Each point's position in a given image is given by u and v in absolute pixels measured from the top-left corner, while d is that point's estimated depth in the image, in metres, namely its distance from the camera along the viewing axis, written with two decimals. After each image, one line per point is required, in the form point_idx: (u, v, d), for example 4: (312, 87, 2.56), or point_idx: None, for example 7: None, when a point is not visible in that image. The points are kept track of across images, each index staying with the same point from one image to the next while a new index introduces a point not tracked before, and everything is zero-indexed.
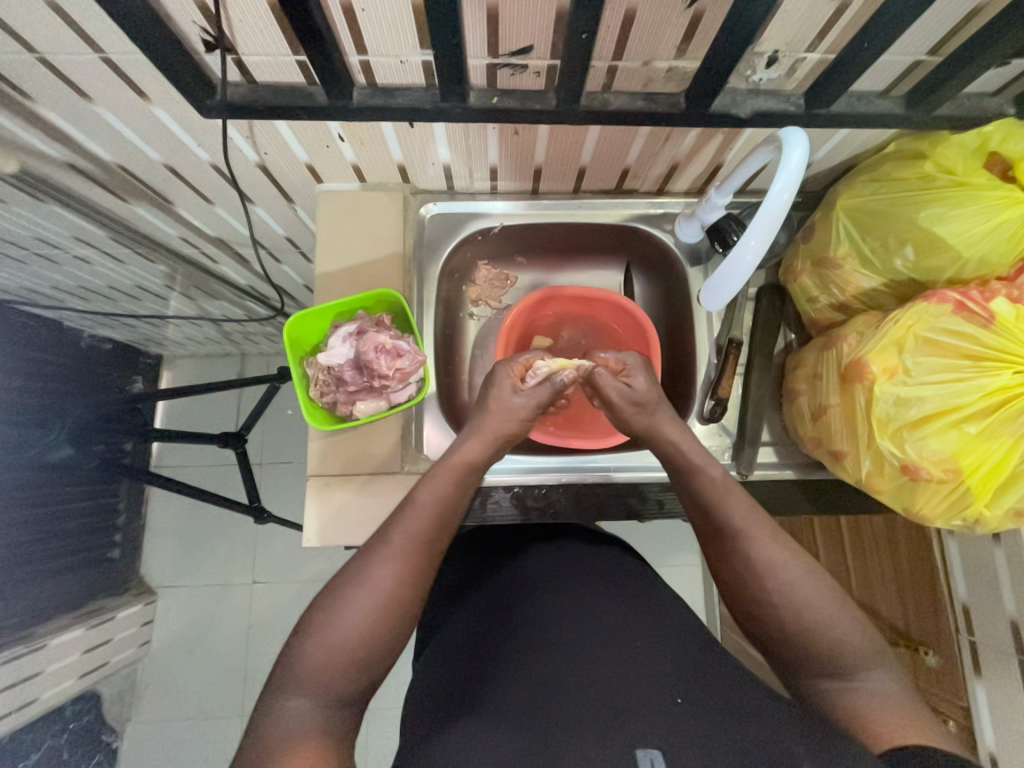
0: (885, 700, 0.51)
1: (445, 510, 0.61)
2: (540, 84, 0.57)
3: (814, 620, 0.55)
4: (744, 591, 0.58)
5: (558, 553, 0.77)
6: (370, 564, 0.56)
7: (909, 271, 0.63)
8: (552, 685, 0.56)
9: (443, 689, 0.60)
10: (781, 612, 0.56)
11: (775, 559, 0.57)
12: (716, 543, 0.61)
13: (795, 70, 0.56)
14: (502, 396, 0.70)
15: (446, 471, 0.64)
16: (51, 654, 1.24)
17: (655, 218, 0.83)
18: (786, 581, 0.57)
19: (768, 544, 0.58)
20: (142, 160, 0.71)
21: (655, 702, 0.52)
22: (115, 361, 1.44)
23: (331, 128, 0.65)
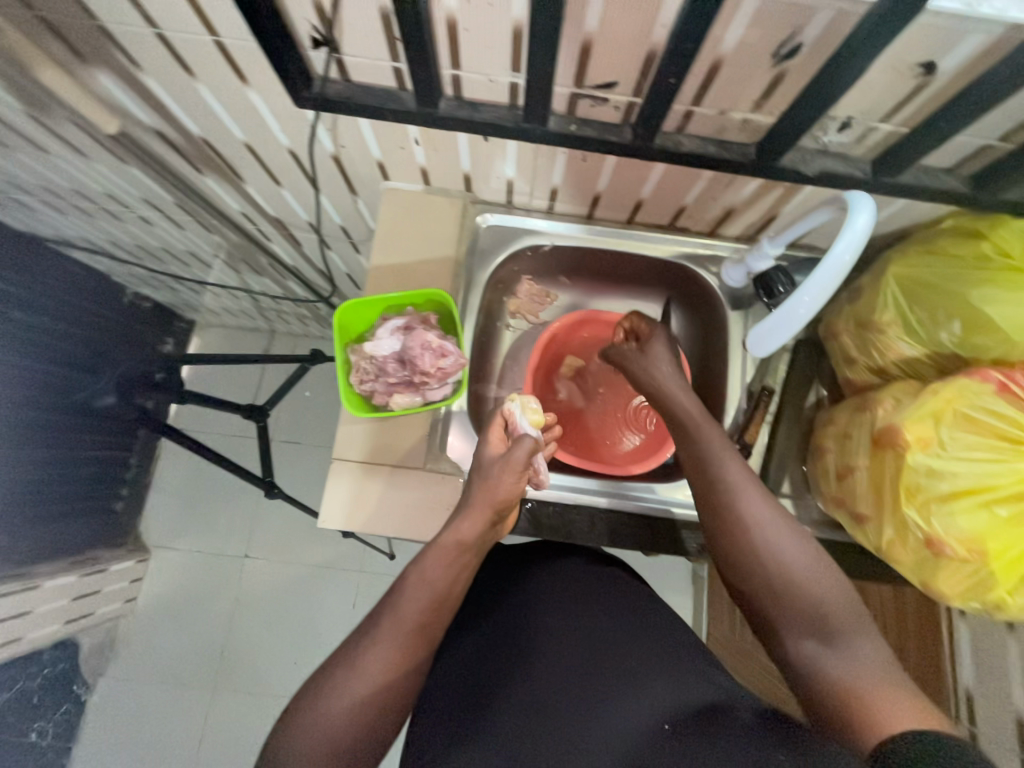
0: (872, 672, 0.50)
1: (437, 588, 0.60)
2: (617, 117, 0.60)
3: (800, 583, 0.56)
4: (735, 548, 0.59)
5: (555, 565, 0.74)
6: (364, 648, 0.57)
7: (954, 345, 0.64)
8: (546, 717, 0.56)
9: (448, 707, 0.61)
10: (767, 567, 0.57)
11: (760, 515, 0.58)
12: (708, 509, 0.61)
13: (866, 137, 0.58)
14: (487, 461, 0.67)
15: (440, 551, 0.62)
16: (43, 595, 1.25)
17: (702, 258, 0.85)
18: (769, 539, 0.57)
19: (760, 507, 0.59)
20: (226, 137, 0.75)
21: (646, 740, 0.53)
22: (153, 320, 1.48)
23: (410, 132, 0.68)
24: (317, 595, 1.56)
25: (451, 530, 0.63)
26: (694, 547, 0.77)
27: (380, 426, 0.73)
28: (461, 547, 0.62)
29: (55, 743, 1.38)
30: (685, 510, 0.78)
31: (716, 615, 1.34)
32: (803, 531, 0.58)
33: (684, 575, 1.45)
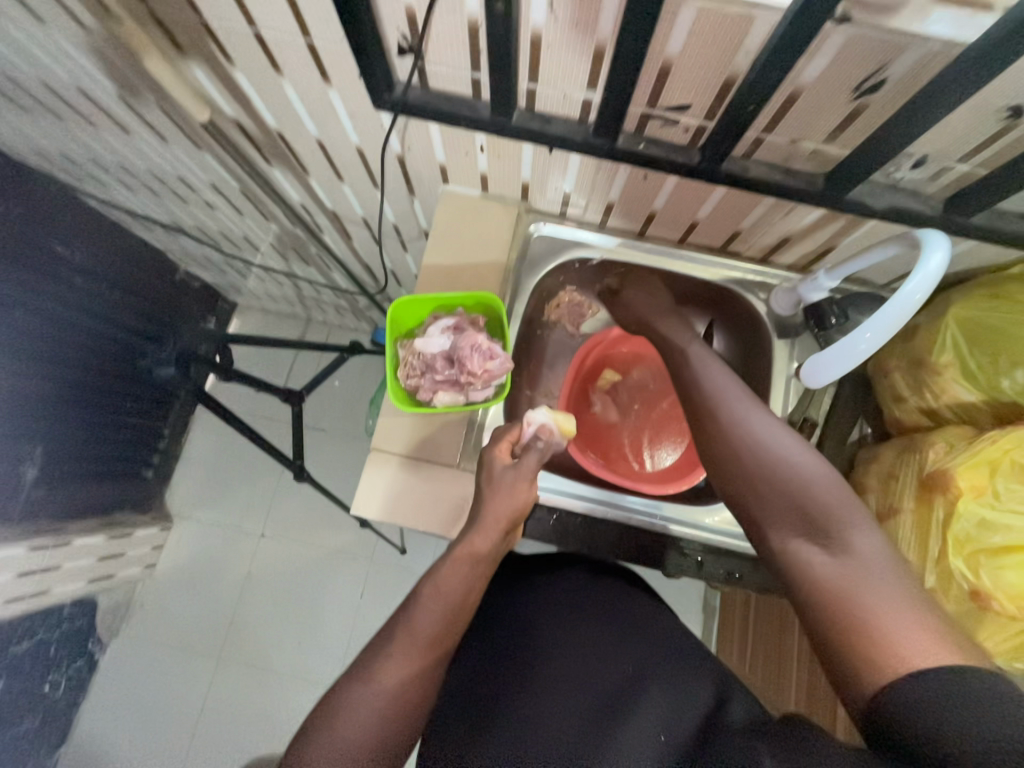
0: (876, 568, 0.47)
1: (451, 601, 0.61)
2: (685, 139, 0.60)
3: (795, 479, 0.53)
4: (728, 466, 0.57)
5: (558, 578, 0.74)
6: (379, 664, 0.57)
7: (1016, 393, 0.62)
8: (542, 730, 0.58)
9: (456, 717, 0.62)
10: (758, 477, 0.55)
11: (749, 429, 0.57)
12: (703, 433, 0.60)
13: (940, 175, 0.57)
14: (498, 473, 0.68)
15: (453, 566, 0.63)
16: (72, 553, 1.30)
17: (751, 283, 0.84)
18: (761, 446, 0.56)
19: (753, 422, 0.57)
20: (300, 132, 0.79)
21: (646, 753, 0.54)
22: (199, 297, 1.54)
23: (476, 140, 0.71)
24: (327, 582, 1.58)
25: (464, 542, 0.64)
26: (720, 574, 0.77)
27: (419, 422, 0.74)
28: (475, 560, 0.63)
29: (66, 696, 1.43)
30: (713, 537, 0.77)
31: (727, 645, 1.31)
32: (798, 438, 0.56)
33: (695, 601, 1.43)
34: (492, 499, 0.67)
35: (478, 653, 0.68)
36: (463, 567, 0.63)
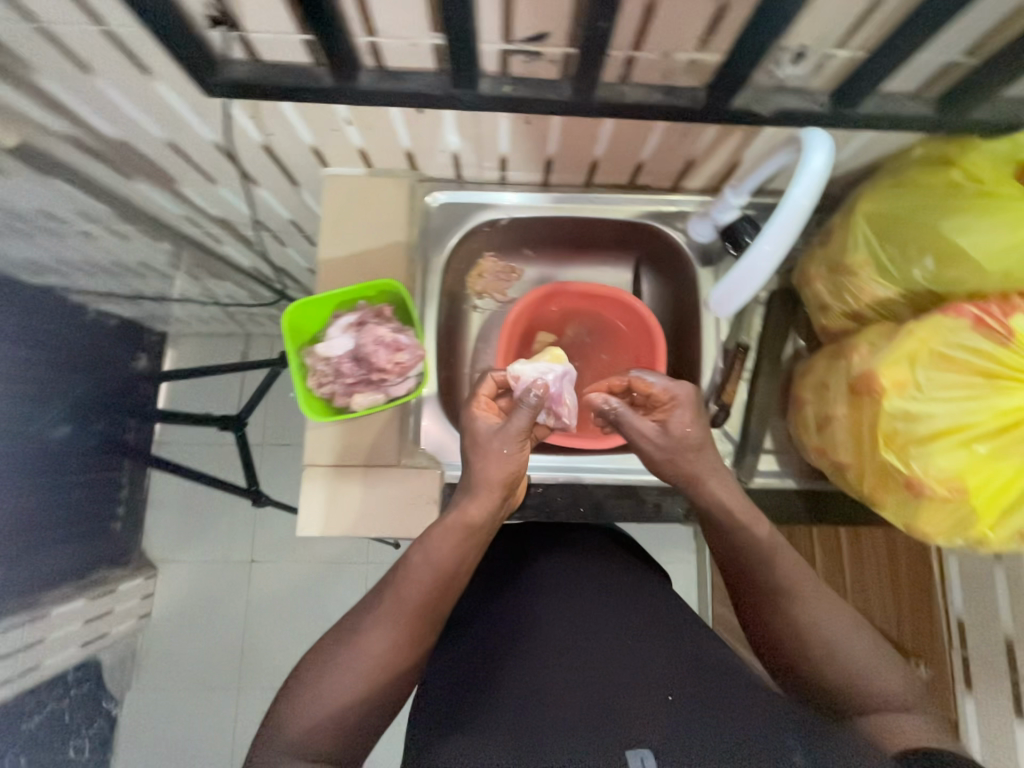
0: (920, 728, 0.52)
1: (443, 573, 0.62)
2: (555, 72, 0.55)
3: (849, 652, 0.57)
4: (791, 636, 0.58)
5: (559, 561, 0.76)
6: (365, 626, 0.59)
7: (928, 281, 0.61)
8: (542, 702, 0.59)
9: (447, 700, 0.63)
10: (825, 665, 0.57)
11: (822, 622, 0.58)
12: (761, 600, 0.61)
13: (823, 66, 0.53)
14: (484, 437, 0.64)
15: (445, 534, 0.62)
16: (54, 622, 1.23)
17: (667, 215, 0.81)
18: (829, 642, 0.57)
19: (812, 597, 0.59)
20: (145, 139, 0.69)
21: (647, 705, 0.56)
22: (122, 336, 1.39)
23: (338, 112, 0.63)
24: (325, 590, 1.58)
25: (454, 514, 0.62)
26: (681, 512, 0.76)
27: (350, 428, 0.71)
28: (469, 529, 0.62)
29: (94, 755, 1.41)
30: None
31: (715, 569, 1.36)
32: (858, 618, 0.59)
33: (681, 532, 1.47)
34: (480, 463, 0.63)
35: (469, 638, 0.69)
36: (454, 537, 0.62)
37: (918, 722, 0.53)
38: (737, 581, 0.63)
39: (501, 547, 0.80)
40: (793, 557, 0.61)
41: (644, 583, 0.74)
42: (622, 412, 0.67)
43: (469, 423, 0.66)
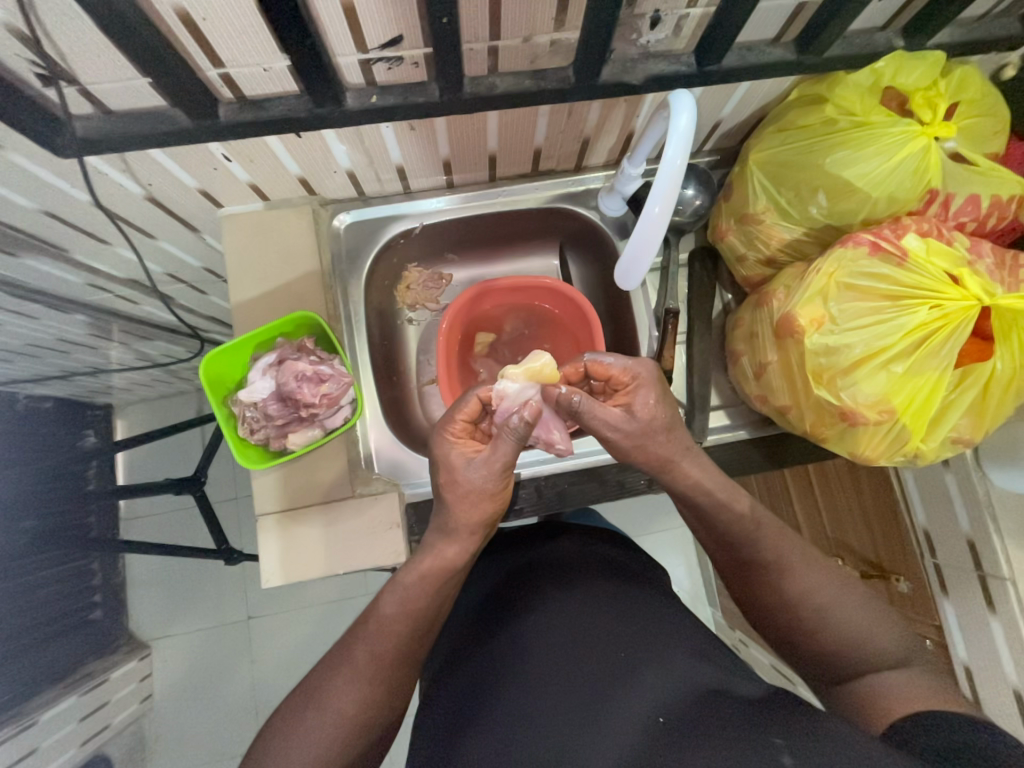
0: (915, 687, 0.53)
1: (418, 622, 0.59)
2: (421, 74, 0.54)
3: (838, 614, 0.58)
4: (780, 605, 0.60)
5: (562, 574, 0.73)
6: (341, 680, 0.57)
7: (826, 217, 0.63)
8: (535, 725, 0.56)
9: (446, 733, 0.62)
10: (817, 629, 0.58)
11: (810, 584, 0.59)
12: (748, 574, 0.62)
13: (682, 27, 0.54)
14: (465, 478, 0.60)
15: (422, 578, 0.60)
16: (45, 729, 1.15)
17: (578, 195, 0.81)
18: (818, 604, 0.58)
19: (798, 565, 0.60)
20: (15, 212, 0.64)
21: (634, 727, 0.52)
22: (62, 418, 1.32)
23: (213, 149, 0.61)
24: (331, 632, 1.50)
25: (433, 558, 0.60)
26: (644, 484, 0.76)
27: (296, 469, 0.69)
28: (446, 572, 0.60)
29: None
30: None
31: None
32: (848, 581, 0.61)
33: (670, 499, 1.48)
34: (465, 503, 0.60)
35: (468, 665, 0.67)
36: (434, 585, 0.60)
37: (913, 679, 0.54)
38: (728, 563, 0.63)
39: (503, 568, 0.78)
40: (775, 531, 0.62)
41: (642, 597, 0.69)
42: (581, 400, 0.60)
43: (441, 453, 0.62)
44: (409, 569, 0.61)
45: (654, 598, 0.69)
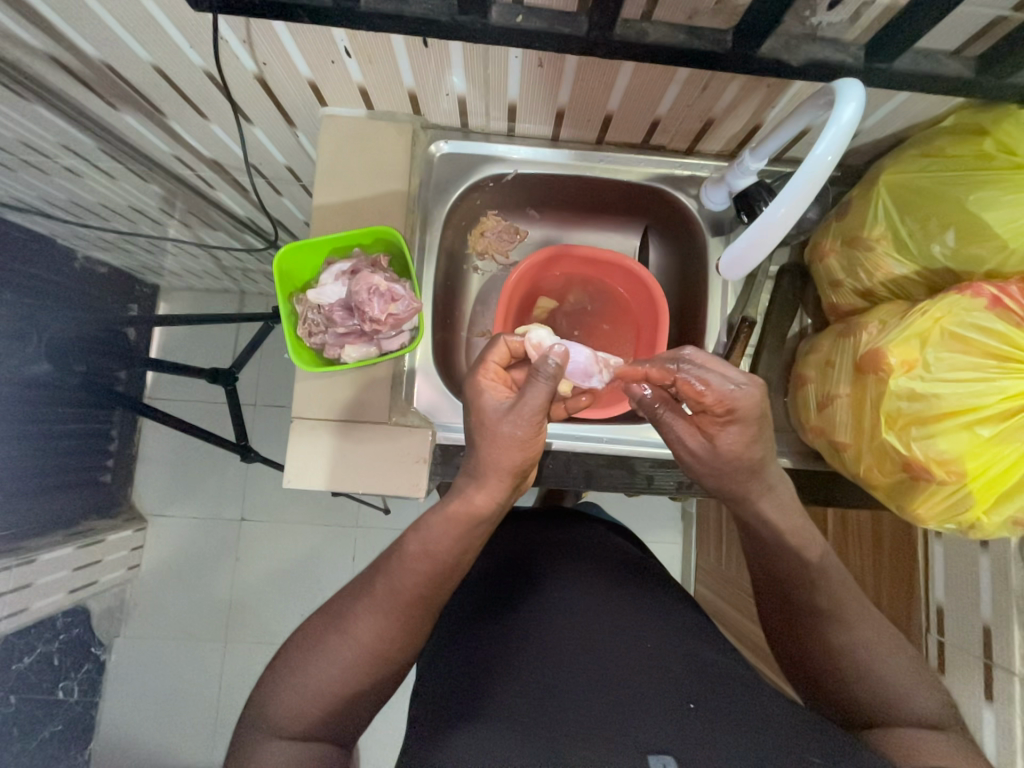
0: (943, 744, 0.54)
1: (438, 565, 0.58)
2: (573, 4, 0.51)
3: (877, 667, 0.57)
4: (818, 648, 0.58)
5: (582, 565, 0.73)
6: (357, 610, 0.58)
7: (947, 258, 0.59)
8: (558, 693, 0.56)
9: (449, 691, 0.59)
10: (856, 679, 0.57)
11: (853, 633, 0.58)
12: (790, 615, 0.60)
13: (860, 14, 0.50)
14: (494, 414, 0.58)
15: (446, 524, 0.58)
16: (41, 568, 1.21)
17: (681, 179, 0.78)
18: (859, 655, 0.57)
19: (850, 615, 0.58)
20: (129, 59, 0.63)
21: (665, 710, 0.54)
22: (111, 285, 1.34)
23: (336, 39, 0.59)
24: None
25: (462, 502, 0.59)
26: (672, 486, 0.75)
27: (340, 383, 0.69)
28: (474, 519, 0.58)
29: (84, 698, 1.39)
30: (664, 450, 0.75)
31: (704, 547, 1.38)
32: (891, 635, 0.59)
33: (673, 513, 1.47)
34: (491, 447, 0.58)
35: (476, 630, 0.66)
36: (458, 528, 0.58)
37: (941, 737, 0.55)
38: (770, 594, 0.62)
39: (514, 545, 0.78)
40: (838, 578, 0.59)
41: (664, 599, 0.71)
42: (663, 412, 0.63)
43: (475, 392, 0.60)
44: (435, 510, 0.59)
45: (667, 599, 0.71)
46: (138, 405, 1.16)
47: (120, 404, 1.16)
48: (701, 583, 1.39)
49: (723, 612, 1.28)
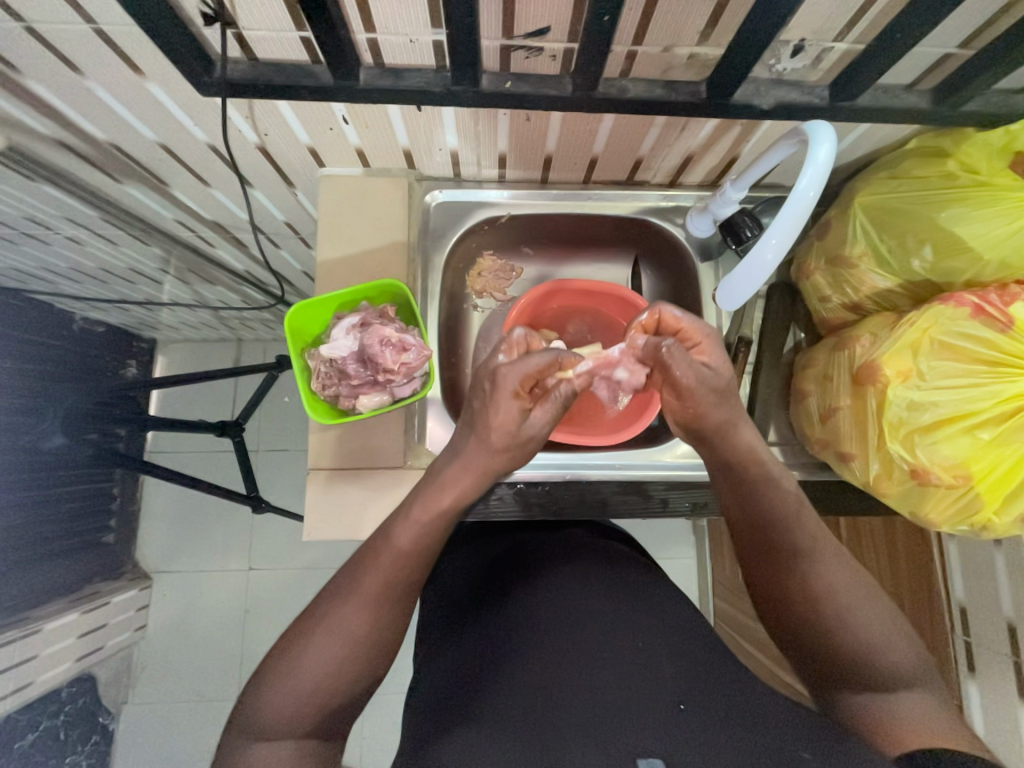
0: (928, 708, 0.54)
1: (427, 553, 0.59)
2: (556, 68, 0.55)
3: (858, 616, 0.57)
4: (798, 595, 0.58)
5: (568, 565, 0.74)
6: (339, 603, 0.56)
7: (927, 271, 0.62)
8: (550, 694, 0.57)
9: (442, 698, 0.61)
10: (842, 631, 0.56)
11: (835, 583, 0.58)
12: (770, 559, 0.60)
13: (821, 59, 0.54)
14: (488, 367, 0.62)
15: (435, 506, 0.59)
16: (47, 639, 1.17)
17: (666, 210, 0.81)
18: (842, 605, 0.57)
19: (827, 559, 0.59)
20: (134, 139, 0.66)
21: (655, 712, 0.54)
22: (108, 345, 1.35)
23: (335, 109, 0.62)
24: None
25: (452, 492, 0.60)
26: (687, 507, 0.76)
27: (353, 432, 0.71)
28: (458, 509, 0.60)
29: None
30: (672, 471, 0.77)
31: (717, 560, 1.37)
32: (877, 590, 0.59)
33: (684, 528, 1.46)
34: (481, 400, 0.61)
35: (466, 639, 0.67)
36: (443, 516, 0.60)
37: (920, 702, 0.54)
38: (749, 537, 0.62)
39: (498, 549, 0.80)
40: (814, 522, 0.61)
41: (653, 593, 0.72)
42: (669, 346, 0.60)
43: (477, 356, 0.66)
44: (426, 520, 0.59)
45: (657, 590, 0.72)
46: (143, 463, 1.15)
47: (123, 463, 1.15)
48: (718, 597, 1.38)
49: (743, 625, 1.26)
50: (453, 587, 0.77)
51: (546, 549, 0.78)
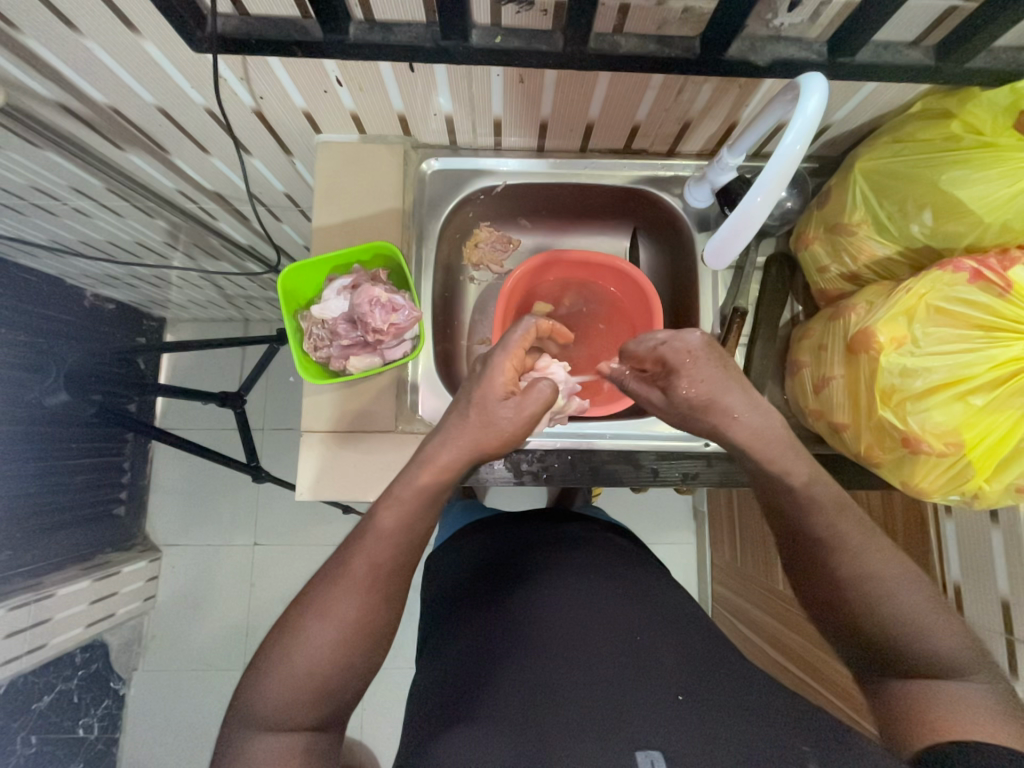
0: (982, 705, 0.51)
1: (414, 532, 0.58)
2: (547, 23, 0.54)
3: (898, 605, 0.55)
4: (830, 584, 0.57)
5: (568, 560, 0.73)
6: (328, 587, 0.56)
7: (926, 236, 0.61)
8: (548, 692, 0.56)
9: (439, 691, 0.60)
10: (879, 620, 0.55)
11: (863, 565, 0.56)
12: (800, 545, 0.59)
13: (820, 13, 0.53)
14: (495, 394, 0.59)
15: (414, 492, 0.59)
16: (59, 603, 1.21)
17: (665, 180, 0.80)
18: (880, 590, 0.55)
19: (858, 544, 0.57)
20: (133, 101, 0.67)
21: (656, 703, 0.54)
22: (119, 320, 1.37)
23: (328, 70, 0.62)
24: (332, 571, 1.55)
25: (428, 469, 0.59)
26: (678, 477, 0.76)
27: (347, 397, 0.72)
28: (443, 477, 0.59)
29: (104, 735, 1.38)
30: (666, 443, 0.76)
31: (717, 545, 1.37)
32: (918, 576, 0.57)
33: (684, 512, 1.47)
34: (479, 423, 0.60)
35: (467, 631, 0.66)
36: (427, 495, 0.59)
37: (973, 694, 0.52)
38: (778, 522, 0.61)
39: (493, 540, 0.81)
40: (802, 517, 0.59)
41: (649, 582, 0.72)
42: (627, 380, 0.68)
43: (487, 372, 0.60)
44: (409, 486, 0.60)
45: (658, 583, 0.72)
46: (151, 428, 1.17)
47: (132, 431, 1.18)
48: (717, 582, 1.37)
49: (741, 609, 1.27)
50: (455, 580, 0.77)
51: (555, 542, 0.77)
